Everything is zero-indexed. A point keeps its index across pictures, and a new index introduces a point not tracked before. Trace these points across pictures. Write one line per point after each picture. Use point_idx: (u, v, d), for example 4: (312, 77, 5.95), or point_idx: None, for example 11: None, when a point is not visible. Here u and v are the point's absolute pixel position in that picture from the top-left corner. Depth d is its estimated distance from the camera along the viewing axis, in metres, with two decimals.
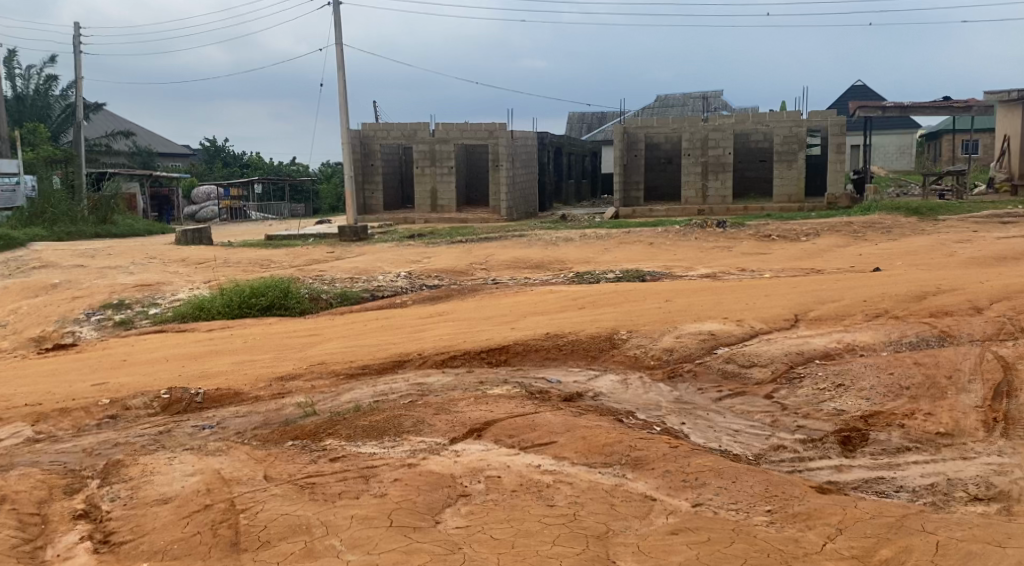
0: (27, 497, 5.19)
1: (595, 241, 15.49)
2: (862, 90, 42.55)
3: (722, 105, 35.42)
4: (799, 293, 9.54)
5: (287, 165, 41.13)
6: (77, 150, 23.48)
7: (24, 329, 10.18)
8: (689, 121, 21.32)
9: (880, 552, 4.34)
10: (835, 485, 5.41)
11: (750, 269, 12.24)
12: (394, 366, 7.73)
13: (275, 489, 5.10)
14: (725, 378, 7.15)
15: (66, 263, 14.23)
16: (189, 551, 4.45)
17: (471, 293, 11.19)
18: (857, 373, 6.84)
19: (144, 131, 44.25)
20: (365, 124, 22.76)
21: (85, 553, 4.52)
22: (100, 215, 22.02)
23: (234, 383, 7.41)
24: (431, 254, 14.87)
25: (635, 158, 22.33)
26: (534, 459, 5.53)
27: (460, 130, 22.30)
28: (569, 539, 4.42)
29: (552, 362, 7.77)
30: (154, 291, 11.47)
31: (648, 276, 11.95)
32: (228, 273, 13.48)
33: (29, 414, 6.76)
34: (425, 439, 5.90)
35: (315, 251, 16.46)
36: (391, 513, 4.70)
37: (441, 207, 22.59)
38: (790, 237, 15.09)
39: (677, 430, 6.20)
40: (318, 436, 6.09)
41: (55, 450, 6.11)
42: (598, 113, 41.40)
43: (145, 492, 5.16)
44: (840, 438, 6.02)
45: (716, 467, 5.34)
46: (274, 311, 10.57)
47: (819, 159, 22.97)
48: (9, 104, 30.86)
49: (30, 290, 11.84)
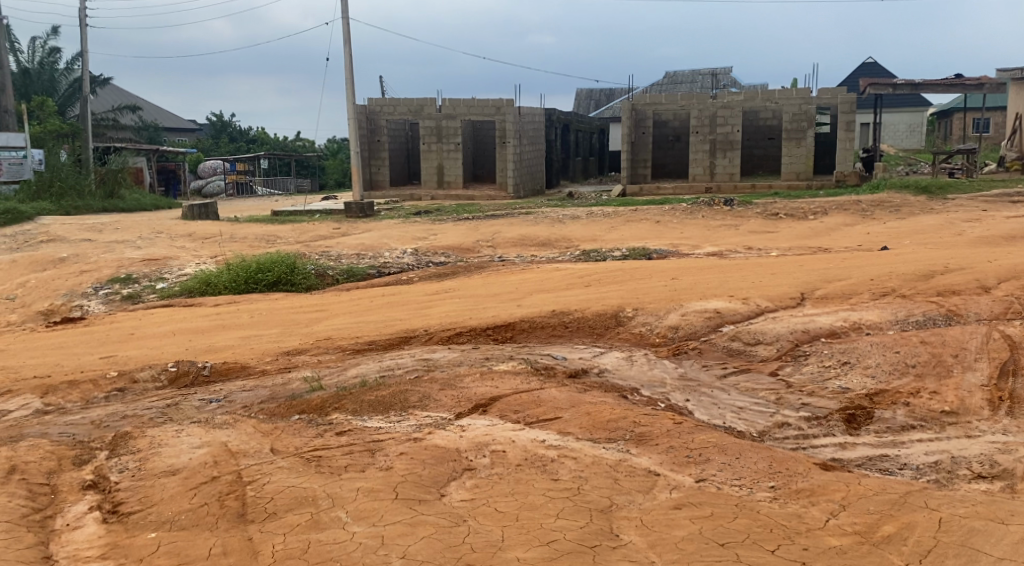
0: (36, 467, 5.23)
1: (601, 220, 15.43)
2: (872, 68, 42.14)
3: (731, 82, 35.20)
4: (806, 272, 9.51)
5: (292, 140, 41.03)
6: (84, 126, 23.51)
7: (32, 302, 10.22)
8: (698, 98, 21.20)
9: (883, 528, 4.34)
10: (839, 462, 5.42)
11: (757, 247, 12.23)
12: (400, 342, 7.78)
13: (281, 462, 5.14)
14: (730, 356, 7.18)
15: (74, 238, 14.27)
16: (195, 522, 4.48)
17: (476, 270, 11.20)
18: (863, 352, 6.83)
19: (151, 106, 44.27)
20: (372, 99, 22.65)
21: (94, 523, 4.56)
22: (107, 190, 22.10)
23: (241, 356, 7.47)
24: (437, 231, 14.89)
25: (643, 135, 22.26)
26: (539, 434, 5.55)
27: (468, 106, 22.16)
28: (572, 513, 4.45)
29: (557, 338, 7.81)
30: (161, 266, 11.49)
31: (654, 255, 11.92)
32: (235, 248, 13.50)
33: (38, 385, 6.79)
34: (431, 414, 5.94)
35: (321, 227, 16.48)
36: (396, 486, 4.73)
37: (447, 183, 22.58)
38: (797, 215, 15.08)
39: (681, 406, 6.23)
40: (325, 410, 6.14)
41: (63, 421, 6.17)
42: (606, 89, 41.21)
43: (153, 464, 5.21)
44: (845, 416, 6.04)
45: (720, 443, 5.37)
46: (280, 287, 10.60)
47: (829, 137, 22.85)
48: (15, 77, 30.74)
49: (38, 263, 11.86)
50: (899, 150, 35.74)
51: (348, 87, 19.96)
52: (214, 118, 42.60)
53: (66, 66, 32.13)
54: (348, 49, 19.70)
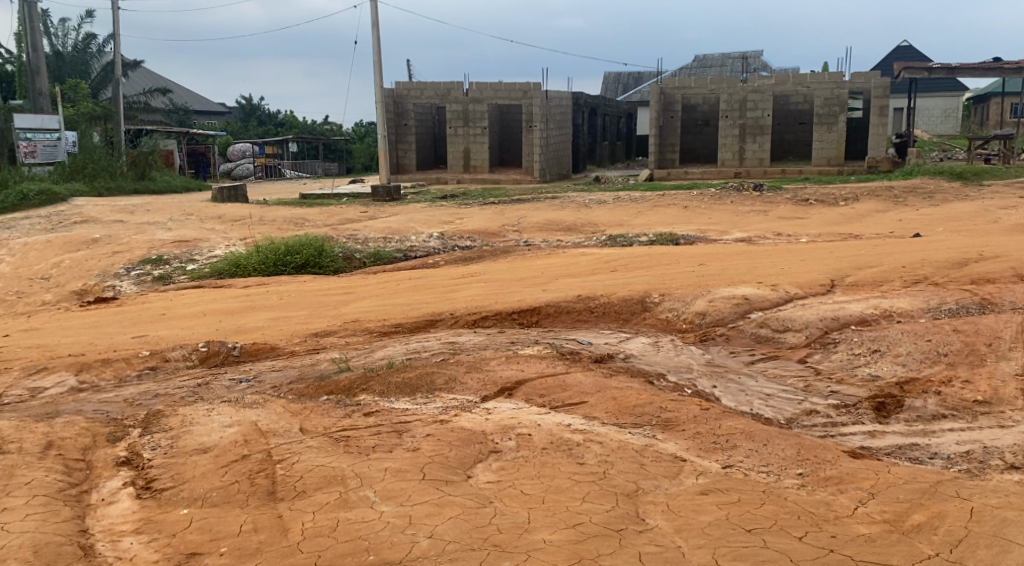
0: (72, 443, 5.33)
1: (628, 205, 15.34)
2: (906, 52, 41.47)
3: (761, 66, 34.80)
4: (835, 258, 9.41)
5: (321, 124, 41.18)
6: (116, 108, 23.71)
7: (66, 282, 10.37)
8: (728, 82, 21.00)
9: (913, 517, 4.30)
10: (868, 450, 5.37)
11: (786, 233, 12.11)
12: (426, 325, 7.82)
13: (310, 442, 5.19)
14: (758, 343, 7.16)
15: (107, 219, 14.46)
16: (227, 499, 4.54)
17: (502, 254, 11.20)
18: (893, 339, 6.76)
19: (181, 88, 44.61)
20: (399, 82, 22.65)
21: (128, 499, 4.64)
22: (139, 172, 22.40)
23: (270, 337, 7.54)
24: (463, 215, 14.89)
25: (671, 119, 22.08)
26: (565, 418, 5.57)
27: (494, 89, 22.10)
28: (599, 496, 4.46)
29: (583, 324, 7.82)
30: (191, 247, 11.61)
31: (682, 240, 11.85)
32: (264, 231, 13.62)
33: (72, 363, 6.90)
34: (457, 397, 5.97)
35: (348, 210, 16.56)
36: (423, 467, 4.77)
37: (473, 167, 22.57)
38: (828, 201, 14.91)
39: (708, 393, 6.21)
40: (352, 391, 6.20)
41: (97, 399, 6.28)
42: (634, 73, 40.95)
43: (185, 441, 5.30)
44: (874, 404, 5.99)
45: (747, 430, 5.35)
46: (308, 270, 10.68)
47: (861, 122, 22.51)
48: (49, 60, 31.11)
49: (72, 244, 12.04)
50: (932, 135, 35.22)
51: (376, 70, 19.97)
52: (244, 100, 42.91)
53: (99, 50, 32.46)
54: (376, 32, 19.70)
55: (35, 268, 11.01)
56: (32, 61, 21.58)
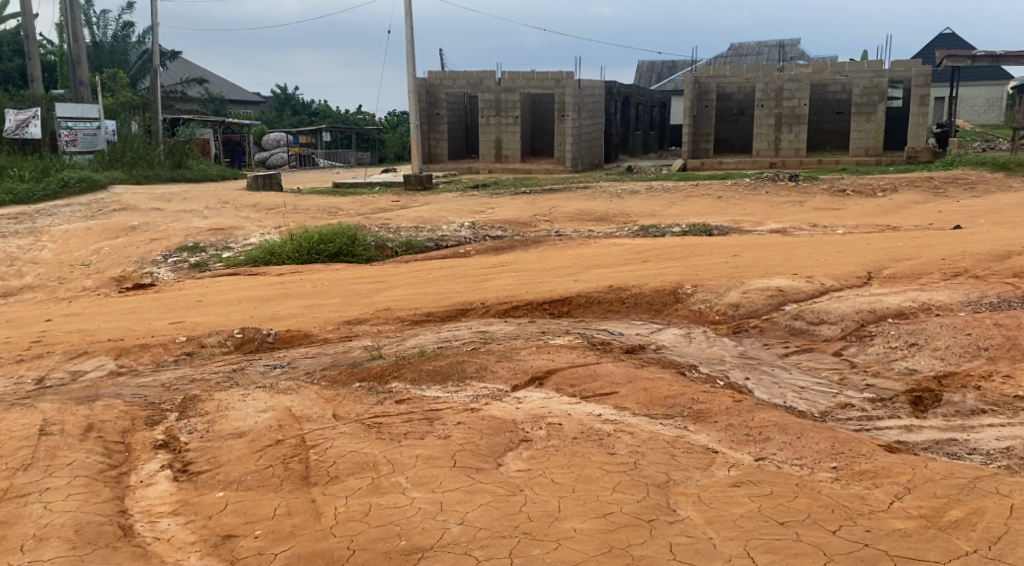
0: (112, 426, 5.43)
1: (661, 195, 15.25)
2: (949, 40, 40.71)
3: (799, 55, 34.35)
4: (873, 250, 9.27)
5: (354, 113, 41.41)
6: (155, 98, 24.09)
7: (106, 268, 10.56)
8: (764, 71, 20.77)
9: (950, 512, 4.24)
10: (904, 445, 5.29)
11: (822, 225, 11.95)
12: (457, 314, 7.84)
13: (343, 428, 5.24)
14: (792, 335, 7.09)
15: (145, 206, 14.68)
16: (261, 483, 4.60)
17: (534, 244, 11.19)
18: (932, 333, 6.66)
19: (217, 78, 45.06)
20: (432, 72, 22.71)
21: (166, 481, 4.72)
22: (176, 160, 22.72)
23: (303, 325, 7.61)
24: (494, 205, 14.88)
25: (705, 108, 21.94)
26: (595, 409, 5.57)
27: (527, 79, 22.06)
28: (629, 487, 4.45)
29: (614, 314, 7.80)
30: (227, 235, 11.74)
31: (715, 231, 11.75)
32: (298, 219, 13.73)
33: (112, 348, 7.02)
34: (488, 386, 5.99)
35: (381, 200, 16.64)
36: (454, 454, 4.79)
37: (505, 156, 22.55)
38: (866, 192, 14.70)
39: (740, 384, 6.17)
40: (384, 378, 6.23)
41: (136, 383, 6.39)
42: (669, 61, 40.67)
43: (221, 426, 5.37)
44: (911, 399, 5.90)
45: (781, 422, 5.30)
46: (341, 258, 10.75)
47: (901, 111, 22.14)
48: (89, 50, 31.64)
49: (111, 231, 12.24)
50: (975, 125, 34.55)
51: (409, 60, 20.02)
52: (279, 90, 43.30)
53: (138, 40, 32.95)
54: (410, 22, 19.73)
55: (75, 254, 11.20)
56: (74, 52, 22.00)
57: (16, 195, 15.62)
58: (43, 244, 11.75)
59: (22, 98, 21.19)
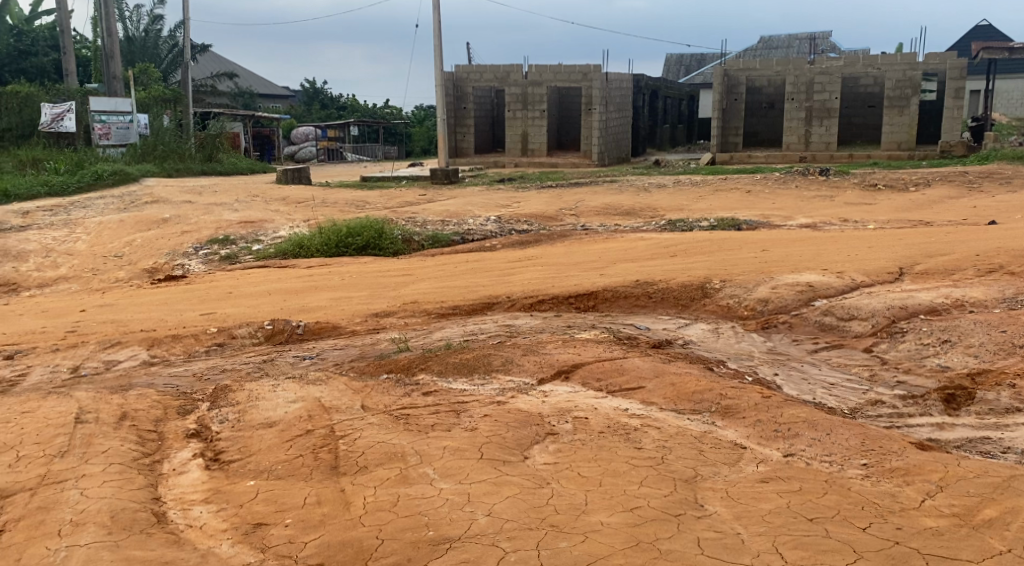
0: (145, 415, 5.51)
1: (689, 189, 15.16)
2: (986, 32, 40.03)
3: (830, 47, 33.95)
4: (905, 246, 9.15)
5: (382, 108, 41.59)
6: (186, 92, 24.33)
7: (138, 260, 10.70)
8: (794, 64, 20.58)
9: (983, 511, 4.18)
10: (935, 443, 5.22)
11: (853, 219, 11.83)
12: (483, 307, 7.86)
13: (371, 419, 5.28)
14: (822, 331, 7.03)
15: (176, 199, 14.85)
16: (291, 472, 4.65)
17: (560, 238, 11.19)
18: (965, 330, 6.57)
19: (247, 72, 45.46)
20: (459, 66, 22.73)
21: (198, 470, 4.79)
22: (206, 153, 22.92)
23: (332, 317, 7.67)
24: (521, 199, 14.88)
25: (734, 101, 21.77)
26: (621, 403, 5.57)
27: (554, 72, 22.01)
28: (656, 481, 4.44)
29: (641, 309, 7.77)
30: (257, 228, 11.85)
31: (744, 226, 11.66)
32: (326, 213, 13.84)
33: (145, 338, 7.12)
34: (514, 379, 6.00)
35: (408, 193, 16.70)
36: (481, 446, 4.81)
37: (531, 150, 22.53)
38: (898, 186, 14.53)
39: (769, 380, 6.12)
40: (411, 370, 6.26)
41: (168, 373, 6.48)
42: (697, 54, 40.37)
43: (251, 416, 5.44)
44: (943, 396, 5.81)
45: (810, 419, 5.26)
46: (368, 251, 10.80)
47: (934, 104, 21.81)
48: (121, 45, 31.99)
49: (143, 223, 12.40)
50: (1012, 118, 33.96)
51: (437, 54, 20.05)
52: (307, 84, 43.56)
53: (169, 34, 33.26)
54: (438, 16, 19.76)
55: (108, 246, 11.36)
56: (108, 46, 22.25)
57: (51, 187, 15.88)
58: (77, 235, 11.93)
59: (57, 91, 21.48)
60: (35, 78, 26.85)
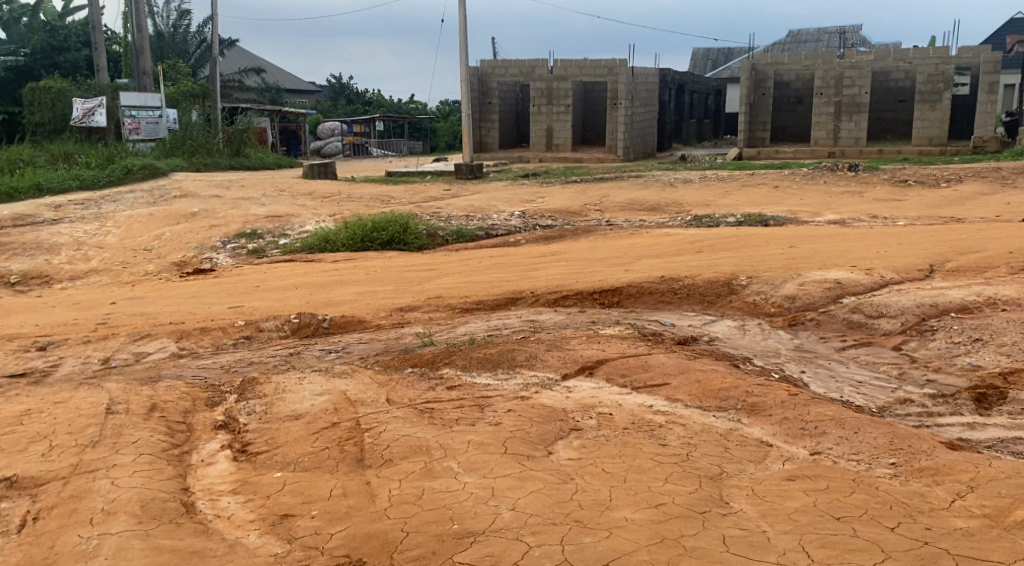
0: (174, 406, 5.58)
1: (715, 184, 15.05)
2: (1021, 25, 39.40)
3: (860, 41, 33.58)
4: (935, 243, 9.03)
5: (407, 103, 41.70)
6: (214, 88, 24.52)
7: (167, 253, 10.81)
8: (823, 58, 20.37)
9: (1015, 512, 4.12)
10: (966, 442, 5.16)
11: (882, 216, 11.70)
12: (507, 303, 7.86)
13: (396, 412, 5.30)
14: (849, 329, 6.96)
15: (204, 193, 14.99)
16: (318, 464, 4.68)
17: (584, 234, 11.16)
18: (997, 329, 6.48)
19: (274, 67, 45.78)
20: (484, 61, 22.72)
21: (226, 461, 4.84)
22: (234, 148, 23.05)
23: (357, 311, 7.71)
24: (545, 194, 14.86)
25: (762, 96, 21.59)
26: (646, 400, 5.55)
27: (580, 67, 21.94)
28: (681, 478, 4.42)
29: (666, 305, 7.74)
30: (283, 222, 11.93)
31: (771, 222, 11.56)
32: (352, 207, 13.91)
33: (174, 331, 7.20)
34: (538, 374, 6.01)
35: (433, 188, 16.73)
36: (506, 441, 4.82)
37: (556, 145, 22.48)
38: (929, 182, 14.36)
39: (796, 378, 6.07)
40: (435, 364, 6.28)
41: (196, 365, 6.55)
42: (725, 49, 40.10)
43: (279, 408, 5.48)
44: (974, 396, 5.73)
45: (838, 417, 5.22)
46: (393, 246, 10.84)
47: (967, 99, 21.50)
48: (151, 40, 32.33)
49: (171, 217, 12.53)
50: None
51: (462, 50, 20.07)
52: (333, 80, 43.79)
53: (197, 29, 33.56)
54: (464, 11, 19.77)
55: (137, 240, 11.50)
56: (138, 41, 22.45)
57: (83, 181, 16.09)
58: (107, 229, 12.07)
59: (89, 86, 21.73)
60: (67, 73, 27.18)
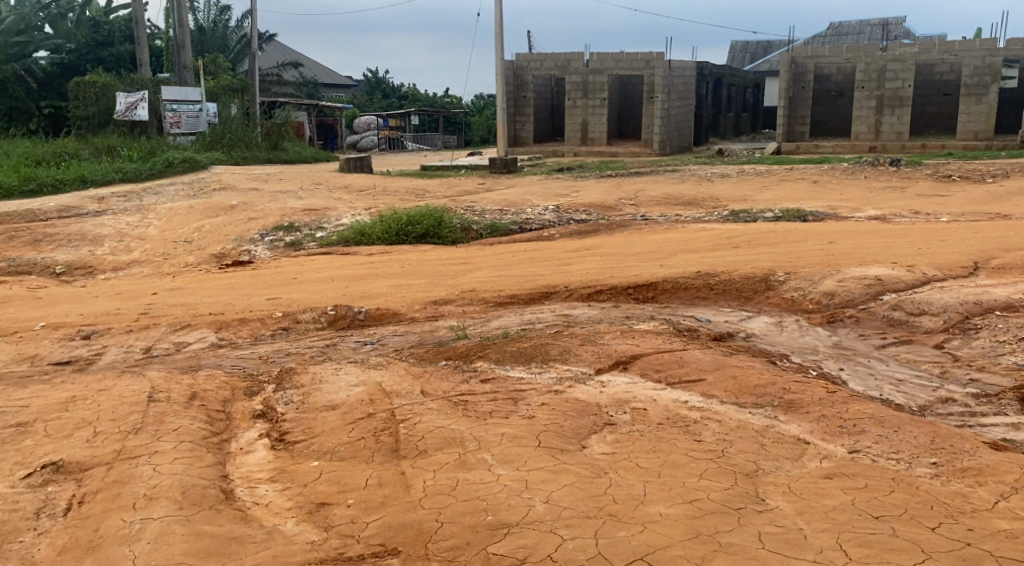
0: (214, 395, 5.66)
1: (753, 179, 14.90)
2: None
3: (903, 33, 32.98)
4: (981, 239, 8.84)
5: (442, 97, 41.79)
6: (252, 82, 24.82)
7: (206, 245, 10.96)
8: (866, 51, 20.03)
9: None
10: (1010, 443, 5.05)
11: (925, 212, 11.50)
12: (541, 297, 7.85)
13: (430, 404, 5.32)
14: (890, 326, 6.85)
15: (243, 186, 15.16)
16: (354, 453, 4.72)
17: (619, 228, 11.11)
18: None
19: (312, 62, 46.15)
20: (519, 54, 22.70)
21: (264, 449, 4.90)
22: (272, 142, 23.26)
23: (392, 303, 7.75)
24: (580, 188, 14.81)
25: (802, 90, 21.30)
26: (681, 395, 5.52)
27: (616, 60, 21.79)
28: (716, 474, 4.39)
29: (702, 301, 7.68)
30: (320, 215, 12.04)
31: (810, 217, 11.41)
32: (387, 201, 13.99)
33: (213, 321, 7.30)
34: (572, 368, 6.00)
35: (467, 182, 16.76)
36: (539, 434, 4.82)
37: (591, 139, 22.39)
38: (973, 178, 14.08)
39: (835, 375, 5.99)
40: (469, 358, 6.29)
41: (235, 355, 6.64)
42: (764, 42, 39.63)
43: (315, 398, 5.54)
44: (1019, 395, 5.61)
45: (877, 415, 5.14)
46: (428, 240, 10.88)
47: (1015, 92, 21.02)
48: (192, 35, 32.78)
49: (211, 209, 12.69)
50: None
51: (498, 44, 20.07)
52: (369, 74, 44.03)
53: (237, 24, 33.95)
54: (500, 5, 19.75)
55: (178, 232, 11.66)
56: (179, 36, 22.77)
57: (125, 174, 16.36)
58: (149, 221, 12.26)
59: (131, 80, 22.06)
60: (111, 66, 27.58)
